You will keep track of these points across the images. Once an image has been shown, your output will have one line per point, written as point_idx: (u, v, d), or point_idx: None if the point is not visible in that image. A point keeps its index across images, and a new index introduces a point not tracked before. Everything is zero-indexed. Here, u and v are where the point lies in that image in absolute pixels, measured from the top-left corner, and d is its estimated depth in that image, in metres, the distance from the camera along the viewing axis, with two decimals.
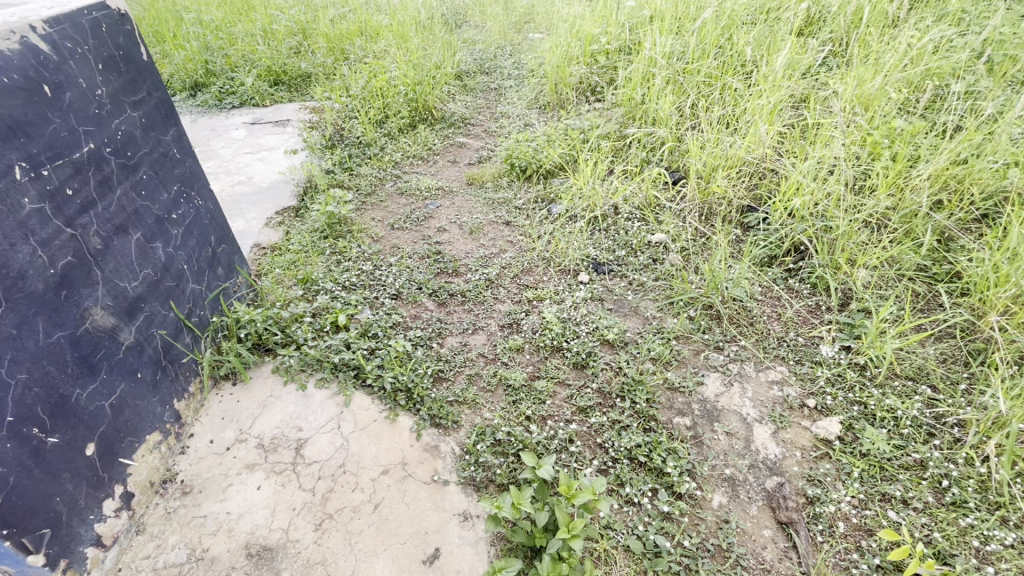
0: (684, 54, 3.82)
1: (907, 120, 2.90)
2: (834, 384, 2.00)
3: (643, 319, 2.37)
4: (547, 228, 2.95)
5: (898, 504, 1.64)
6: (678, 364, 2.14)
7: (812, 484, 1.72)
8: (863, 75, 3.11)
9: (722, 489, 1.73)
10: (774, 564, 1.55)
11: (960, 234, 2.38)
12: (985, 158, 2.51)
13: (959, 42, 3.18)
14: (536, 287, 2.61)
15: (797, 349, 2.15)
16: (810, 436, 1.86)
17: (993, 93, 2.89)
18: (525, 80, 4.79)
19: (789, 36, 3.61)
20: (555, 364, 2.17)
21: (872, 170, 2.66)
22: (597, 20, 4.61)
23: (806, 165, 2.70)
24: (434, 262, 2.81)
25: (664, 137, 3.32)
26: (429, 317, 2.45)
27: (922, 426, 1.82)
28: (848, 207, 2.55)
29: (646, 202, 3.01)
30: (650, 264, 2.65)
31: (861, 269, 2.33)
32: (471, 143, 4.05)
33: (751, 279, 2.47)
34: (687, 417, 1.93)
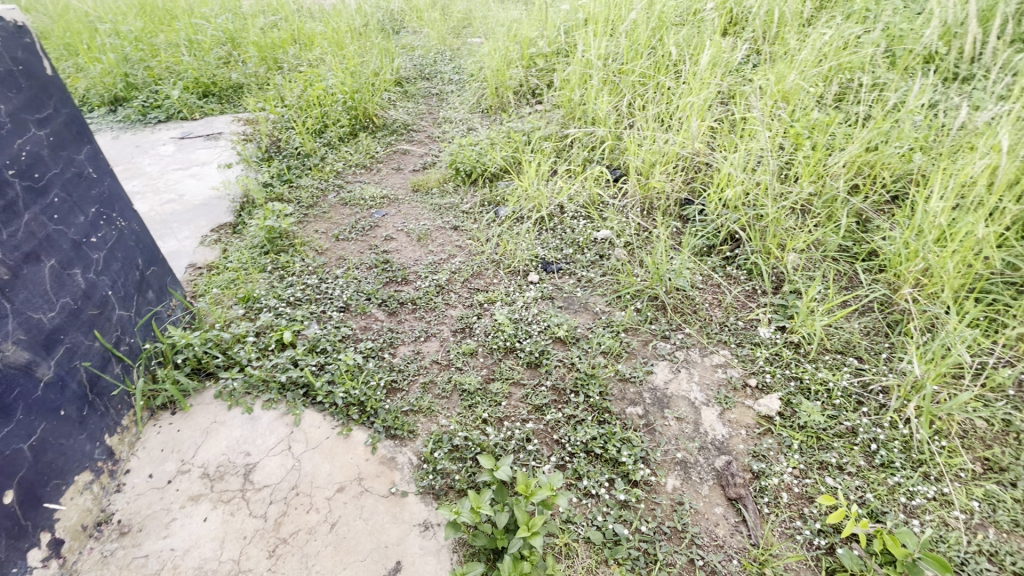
0: (618, 55, 3.95)
1: (823, 111, 3.11)
2: (772, 363, 2.11)
3: (594, 315, 2.42)
4: (494, 231, 2.97)
5: (835, 471, 1.75)
6: (628, 356, 2.20)
7: (756, 460, 1.81)
8: (782, 71, 3.31)
9: (675, 472, 1.79)
10: (727, 540, 1.62)
11: (874, 216, 2.57)
12: (892, 144, 2.73)
13: (864, 38, 3.44)
14: (487, 290, 2.62)
15: (737, 333, 2.26)
16: (753, 414, 1.95)
17: (896, 84, 3.14)
18: (466, 84, 4.79)
19: (714, 36, 3.80)
20: (509, 365, 2.18)
21: (795, 160, 2.83)
22: (534, 24, 4.68)
23: (736, 157, 2.84)
24: (382, 271, 2.77)
25: (603, 136, 3.41)
26: (380, 328, 2.41)
27: (852, 395, 1.95)
28: (776, 195, 2.71)
29: (590, 200, 3.08)
30: (597, 261, 2.72)
31: (791, 253, 2.47)
32: (414, 149, 4.00)
33: (692, 268, 2.57)
34: (639, 406, 1.99)
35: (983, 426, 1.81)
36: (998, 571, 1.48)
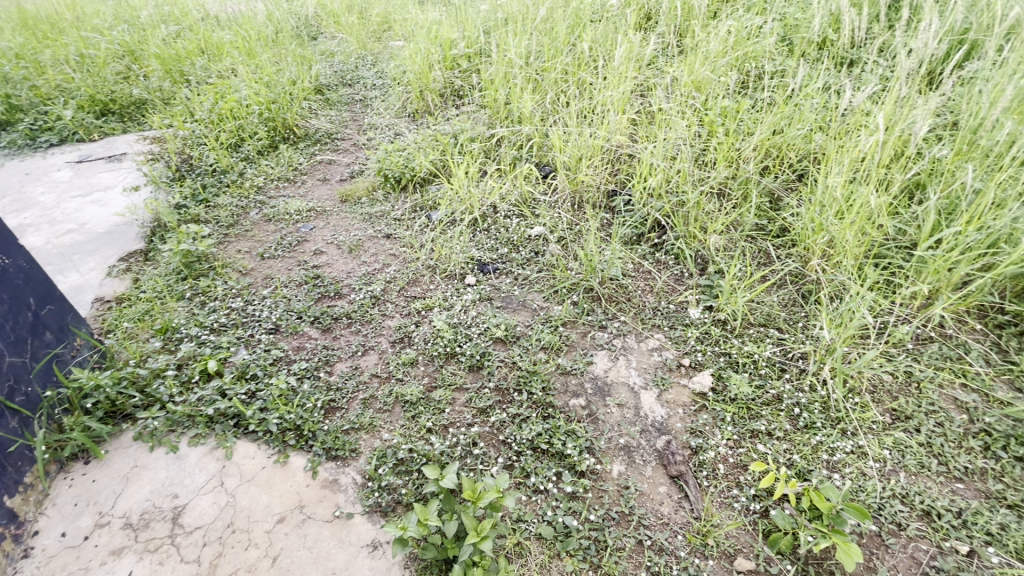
0: (539, 54, 4.00)
1: (733, 99, 3.28)
2: (703, 341, 2.21)
3: (532, 312, 2.44)
4: (428, 236, 2.93)
5: (765, 437, 1.85)
6: (568, 349, 2.24)
7: (694, 436, 1.89)
8: (693, 62, 3.46)
9: (620, 458, 1.84)
10: (672, 517, 1.68)
11: (784, 194, 2.75)
12: (795, 126, 2.92)
13: (764, 29, 3.66)
14: (424, 297, 2.58)
15: (669, 315, 2.35)
16: (688, 392, 2.03)
17: (795, 69, 3.36)
18: (390, 88, 4.69)
19: (629, 31, 3.92)
20: (451, 371, 2.16)
21: (710, 147, 2.98)
22: (454, 26, 4.66)
23: (656, 148, 2.95)
24: (313, 287, 2.66)
25: (530, 134, 3.45)
26: (314, 346, 2.32)
27: (775, 364, 2.07)
28: (695, 181, 2.84)
29: (521, 198, 3.11)
30: (532, 258, 2.74)
31: (713, 235, 2.59)
32: (340, 158, 3.87)
33: (623, 257, 2.64)
34: (582, 398, 2.03)
35: (889, 380, 1.97)
36: (910, 511, 1.62)
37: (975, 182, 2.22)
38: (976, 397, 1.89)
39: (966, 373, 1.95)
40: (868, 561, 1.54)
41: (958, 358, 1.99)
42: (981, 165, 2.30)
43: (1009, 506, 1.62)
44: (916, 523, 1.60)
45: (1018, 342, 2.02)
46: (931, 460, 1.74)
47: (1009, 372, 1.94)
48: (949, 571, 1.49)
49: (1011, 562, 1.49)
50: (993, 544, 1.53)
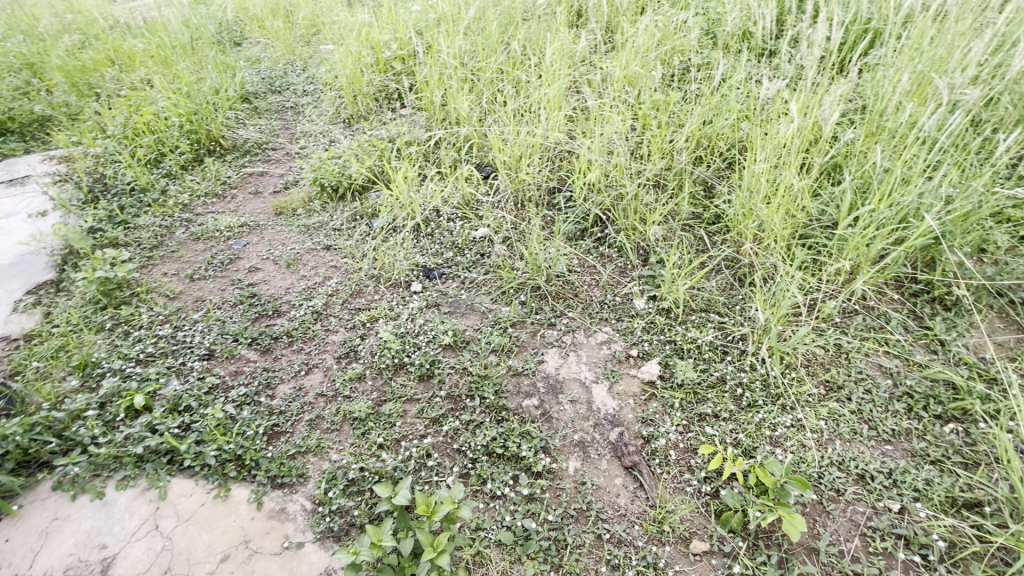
0: (473, 54, 3.97)
1: (664, 92, 3.37)
2: (649, 331, 2.26)
3: (481, 315, 2.42)
4: (370, 245, 2.85)
5: (712, 420, 1.91)
6: (518, 350, 2.23)
7: (645, 425, 1.92)
8: (625, 57, 3.53)
9: (575, 454, 1.85)
10: (629, 508, 1.70)
11: (716, 182, 2.85)
12: (722, 116, 3.03)
13: (688, 23, 3.78)
14: (369, 308, 2.50)
15: (616, 308, 2.39)
16: (638, 382, 2.07)
17: (720, 61, 3.49)
18: (322, 93, 4.53)
19: (561, 28, 3.96)
20: (400, 382, 2.11)
21: (644, 140, 3.05)
22: (385, 28, 4.55)
23: (592, 143, 2.99)
24: (250, 307, 2.53)
25: (469, 135, 3.42)
26: (253, 370, 2.20)
27: (718, 347, 2.14)
28: (632, 174, 2.90)
29: (464, 200, 3.08)
30: (478, 260, 2.72)
31: (652, 225, 2.65)
32: (272, 169, 3.70)
33: (568, 253, 2.67)
34: (534, 398, 2.03)
35: (821, 354, 2.08)
36: (846, 476, 1.72)
37: (884, 162, 2.38)
38: (898, 362, 2.02)
39: (888, 341, 2.09)
40: (812, 528, 1.61)
41: (880, 328, 2.13)
42: (888, 146, 2.47)
43: (932, 462, 1.73)
44: (853, 488, 1.69)
45: (931, 308, 2.17)
46: (863, 426, 1.84)
47: (925, 336, 2.08)
48: (884, 529, 1.59)
49: (937, 515, 1.60)
50: (921, 499, 1.64)
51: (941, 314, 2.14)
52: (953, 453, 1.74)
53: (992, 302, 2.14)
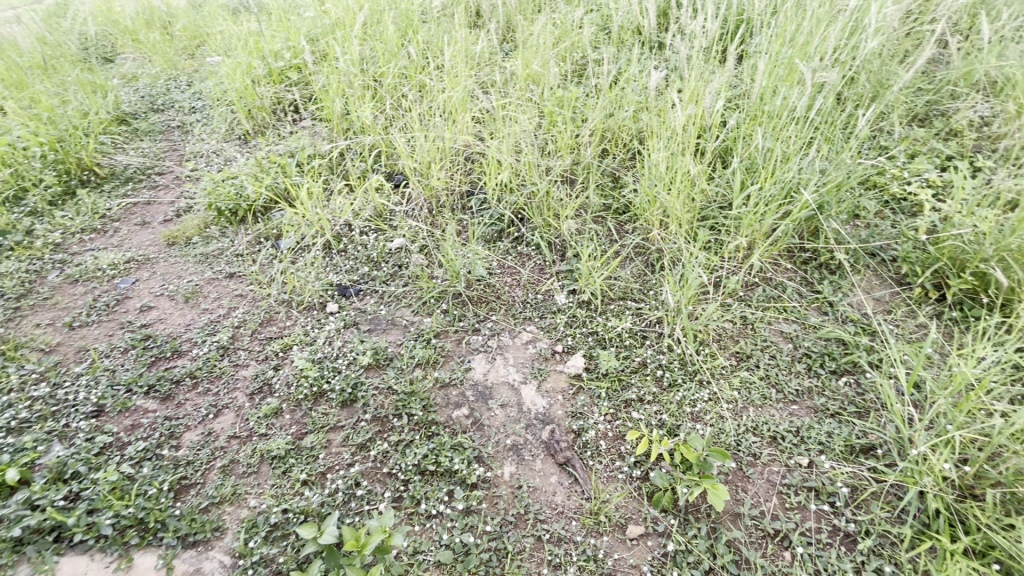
0: (374, 60, 3.85)
1: (566, 88, 3.44)
2: (571, 325, 2.29)
3: (404, 330, 2.35)
4: (278, 268, 2.67)
5: (637, 404, 1.97)
6: (444, 360, 2.20)
7: (576, 419, 1.95)
8: (525, 56, 3.56)
9: (509, 459, 1.84)
10: (565, 504, 1.71)
11: (622, 172, 2.95)
12: (623, 107, 3.13)
13: (585, 20, 3.89)
14: (282, 336, 2.35)
15: (538, 306, 2.40)
16: (565, 377, 2.10)
17: (616, 55, 3.62)
18: (211, 107, 4.19)
19: (461, 29, 3.92)
20: (321, 411, 2.00)
21: (552, 137, 3.10)
22: (277, 36, 4.30)
23: (501, 144, 2.99)
24: (143, 351, 2.29)
25: (375, 143, 3.30)
26: (153, 421, 2.00)
27: (637, 333, 2.21)
28: (542, 171, 2.93)
29: (376, 212, 2.97)
30: (396, 272, 2.64)
31: (566, 220, 2.70)
32: (160, 195, 3.39)
33: (487, 256, 2.65)
34: (464, 407, 2.00)
35: (730, 327, 2.20)
36: (761, 440, 1.83)
37: (766, 142, 2.56)
38: (796, 326, 2.18)
39: (786, 308, 2.25)
40: (734, 495, 1.70)
41: (778, 296, 2.29)
42: (769, 127, 2.66)
43: (832, 415, 1.89)
44: (767, 450, 1.80)
45: (819, 274, 2.37)
46: (771, 391, 1.97)
47: (816, 300, 2.27)
48: (797, 485, 1.70)
49: (840, 464, 1.74)
50: (825, 452, 1.78)
51: (827, 277, 2.34)
52: (849, 404, 1.91)
53: (868, 262, 2.36)
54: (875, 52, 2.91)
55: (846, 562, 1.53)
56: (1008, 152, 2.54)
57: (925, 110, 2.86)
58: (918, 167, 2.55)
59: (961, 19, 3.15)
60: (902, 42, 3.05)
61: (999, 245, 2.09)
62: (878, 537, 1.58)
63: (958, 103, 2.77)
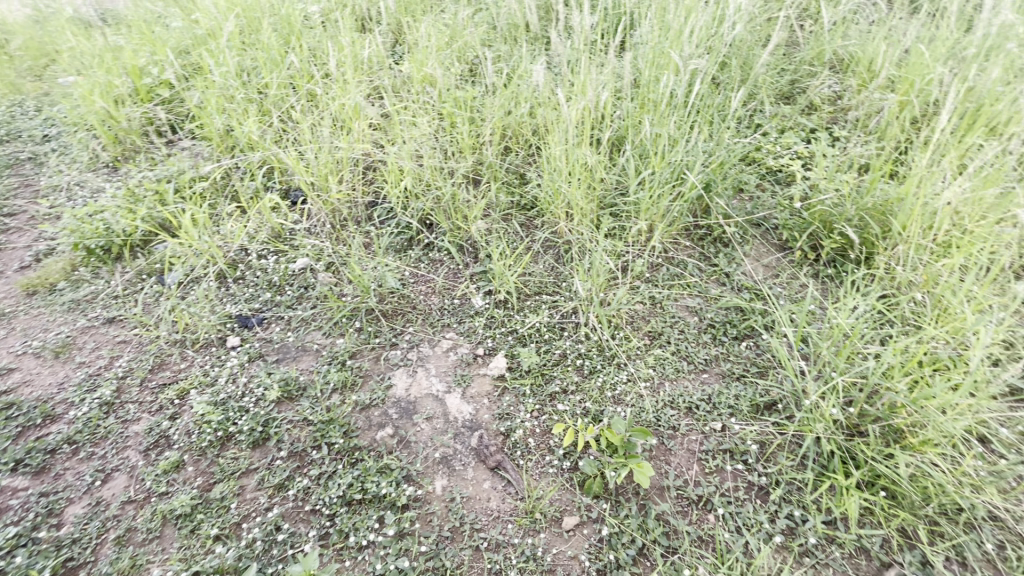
0: (257, 72, 3.60)
1: (463, 87, 3.40)
2: (491, 326, 2.28)
3: (316, 355, 2.22)
4: (165, 306, 2.42)
5: (561, 396, 1.99)
6: (363, 381, 2.10)
7: (503, 420, 1.94)
8: (418, 58, 3.48)
9: (440, 472, 1.80)
10: (500, 508, 1.71)
11: (525, 168, 2.97)
12: (520, 103, 3.15)
13: (476, 20, 3.87)
14: (177, 380, 2.14)
15: (456, 311, 2.36)
16: (489, 380, 2.08)
17: (510, 52, 3.63)
18: (68, 132, 3.71)
19: (348, 33, 3.76)
20: (230, 456, 1.85)
21: (453, 139, 3.05)
22: (140, 50, 3.89)
23: (400, 150, 2.91)
24: (7, 421, 2.00)
25: (266, 160, 3.08)
26: (26, 500, 1.76)
27: (555, 325, 2.24)
28: (445, 174, 2.88)
29: (273, 233, 2.78)
30: (302, 295, 2.48)
31: (475, 221, 2.67)
32: (12, 238, 2.95)
33: (398, 267, 2.57)
34: (388, 427, 1.93)
35: (640, 308, 2.29)
36: (678, 412, 1.92)
37: (654, 128, 2.69)
38: (699, 300, 2.31)
39: (689, 283, 2.38)
40: (660, 469, 1.78)
41: (681, 273, 2.41)
42: (655, 114, 2.79)
43: (738, 378, 2.02)
44: (684, 421, 1.89)
45: (714, 248, 2.52)
46: (683, 363, 2.07)
47: (714, 272, 2.41)
48: (713, 449, 1.81)
49: (748, 423, 1.87)
50: (735, 414, 1.90)
51: (722, 250, 2.50)
52: (751, 366, 2.05)
53: (755, 231, 2.55)
54: (741, 38, 3.15)
55: (761, 514, 1.65)
56: (858, 121, 2.84)
57: (789, 88, 3.13)
58: (787, 141, 2.80)
59: (810, 5, 3.48)
60: (764, 27, 3.32)
61: (858, 205, 2.34)
62: (787, 484, 1.71)
63: (814, 80, 3.05)
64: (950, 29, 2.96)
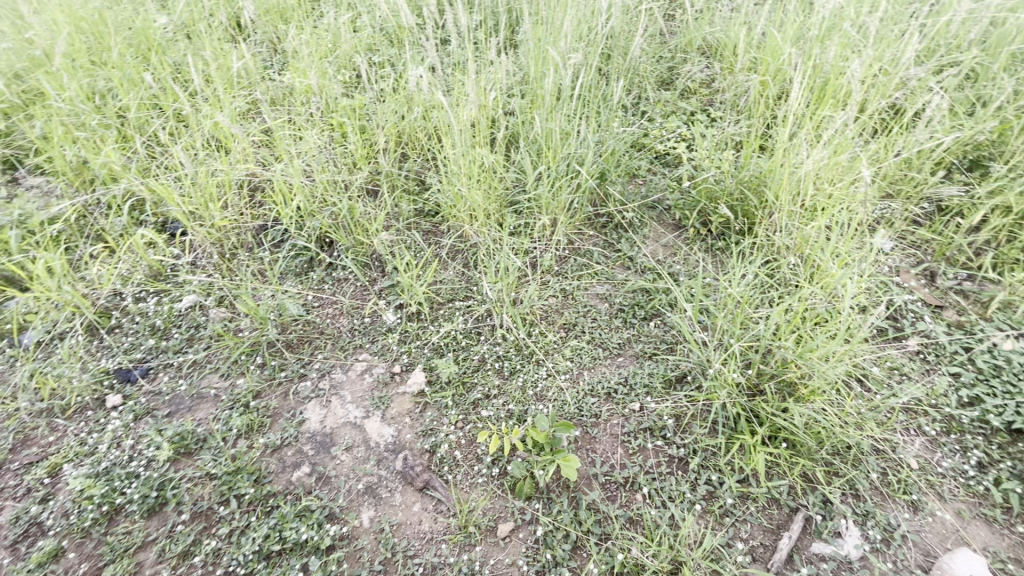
0: (113, 93, 3.21)
1: (351, 94, 3.24)
2: (406, 341, 2.20)
3: (215, 401, 2.02)
4: (23, 372, 2.10)
5: (484, 402, 1.97)
6: (272, 420, 1.95)
7: (428, 437, 1.88)
8: (298, 67, 3.27)
9: (366, 503, 1.72)
10: (433, 529, 1.66)
11: (424, 173, 2.90)
12: (411, 106, 3.05)
13: (358, 24, 3.71)
14: (47, 455, 1.87)
15: (367, 331, 2.26)
16: (410, 397, 2.01)
17: (397, 54, 3.51)
18: None
19: (217, 44, 3.45)
20: (122, 532, 1.66)
21: (345, 150, 2.90)
22: None
23: (288, 167, 2.72)
24: None
25: (133, 191, 2.76)
26: None
27: (471, 331, 2.21)
28: (340, 188, 2.74)
29: (151, 271, 2.50)
30: (192, 336, 2.26)
31: (377, 234, 2.56)
32: None
33: (299, 292, 2.41)
34: (304, 466, 1.82)
35: (553, 302, 2.32)
36: (598, 399, 1.97)
37: (546, 123, 2.72)
38: (607, 285, 2.37)
39: (596, 272, 2.43)
40: (586, 459, 1.81)
41: (588, 263, 2.46)
42: (546, 108, 2.82)
43: (650, 357, 2.09)
44: (605, 407, 1.94)
45: (617, 233, 2.60)
46: (598, 350, 2.12)
47: (619, 258, 2.49)
48: (635, 430, 1.87)
49: (663, 399, 1.95)
50: (651, 392, 1.97)
51: (624, 235, 2.58)
52: (661, 344, 2.13)
53: (651, 213, 2.66)
54: (620, 29, 3.26)
55: (683, 484, 1.73)
56: (731, 102, 3.05)
57: (668, 74, 3.30)
58: (671, 125, 2.95)
59: None
60: (640, 18, 3.46)
61: (737, 180, 2.52)
62: (703, 452, 1.81)
63: (689, 66, 3.24)
64: (798, 11, 3.25)
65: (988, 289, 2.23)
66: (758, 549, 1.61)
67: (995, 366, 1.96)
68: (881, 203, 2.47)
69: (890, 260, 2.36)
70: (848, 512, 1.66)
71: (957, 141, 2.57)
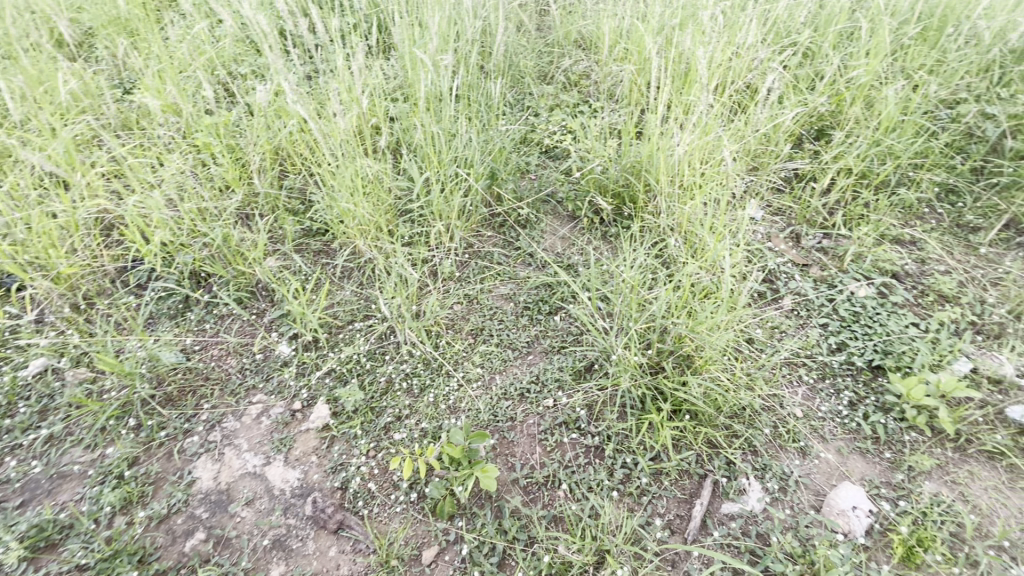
0: None
1: (214, 110, 2.95)
2: (304, 374, 2.04)
3: (81, 478, 1.76)
4: None
5: (396, 425, 1.88)
6: (155, 488, 1.74)
7: (338, 473, 1.77)
8: (147, 85, 2.91)
9: (275, 559, 1.59)
10: (353, 571, 1.57)
11: (307, 188, 2.70)
12: (284, 118, 2.83)
13: (215, 33, 3.38)
14: None
15: (260, 368, 2.07)
16: (314, 434, 1.87)
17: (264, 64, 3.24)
18: None
19: (44, 65, 3.00)
20: None
21: (212, 173, 2.63)
22: None
23: (144, 198, 2.42)
24: None
25: None
26: None
27: (375, 352, 2.10)
28: (212, 216, 2.48)
29: None
30: (44, 407, 1.94)
31: (260, 262, 2.36)
32: None
33: (175, 337, 2.15)
34: (199, 532, 1.64)
35: (458, 309, 2.27)
36: (512, 402, 1.95)
37: (430, 126, 2.64)
38: (510, 285, 2.37)
39: (498, 272, 2.42)
40: (505, 465, 1.79)
41: (489, 265, 2.44)
42: (428, 111, 2.74)
43: (558, 351, 2.11)
44: (519, 409, 1.93)
45: (514, 231, 2.60)
46: (508, 352, 2.11)
47: (519, 255, 2.49)
48: (550, 427, 1.88)
49: (575, 391, 1.97)
50: (562, 386, 1.99)
51: (522, 232, 2.59)
52: (567, 336, 2.16)
53: (546, 207, 2.69)
54: (495, 26, 3.24)
55: (600, 472, 1.77)
56: (609, 92, 3.15)
57: (548, 69, 3.34)
58: (555, 119, 2.99)
59: None
60: (515, 14, 3.47)
61: (620, 168, 2.61)
62: (616, 436, 1.86)
63: (566, 60, 3.31)
64: None
65: (842, 244, 2.50)
66: (674, 521, 1.69)
67: (854, 312, 2.22)
68: (749, 176, 2.68)
69: (761, 228, 2.57)
70: (748, 469, 1.79)
71: (803, 114, 2.85)
